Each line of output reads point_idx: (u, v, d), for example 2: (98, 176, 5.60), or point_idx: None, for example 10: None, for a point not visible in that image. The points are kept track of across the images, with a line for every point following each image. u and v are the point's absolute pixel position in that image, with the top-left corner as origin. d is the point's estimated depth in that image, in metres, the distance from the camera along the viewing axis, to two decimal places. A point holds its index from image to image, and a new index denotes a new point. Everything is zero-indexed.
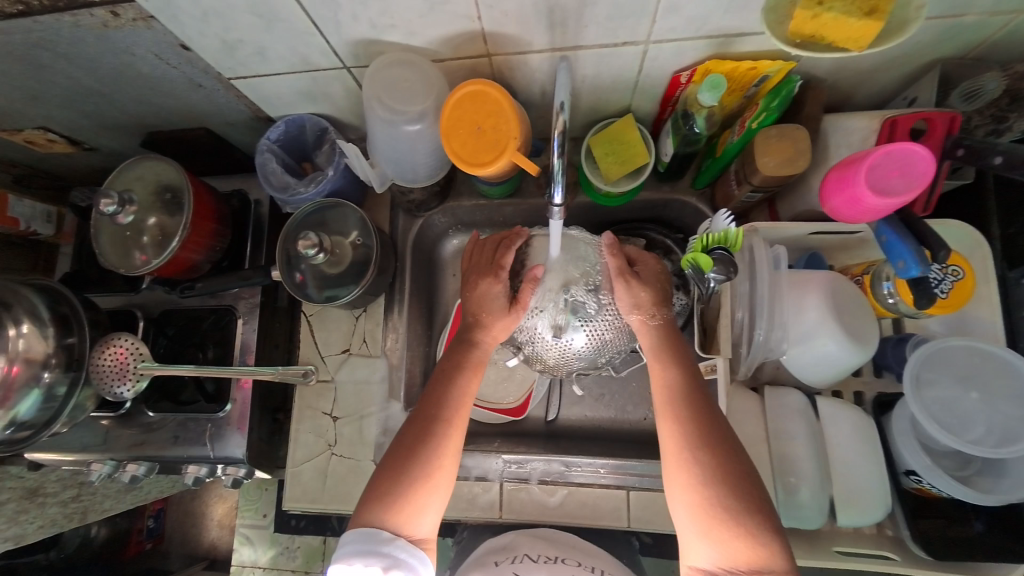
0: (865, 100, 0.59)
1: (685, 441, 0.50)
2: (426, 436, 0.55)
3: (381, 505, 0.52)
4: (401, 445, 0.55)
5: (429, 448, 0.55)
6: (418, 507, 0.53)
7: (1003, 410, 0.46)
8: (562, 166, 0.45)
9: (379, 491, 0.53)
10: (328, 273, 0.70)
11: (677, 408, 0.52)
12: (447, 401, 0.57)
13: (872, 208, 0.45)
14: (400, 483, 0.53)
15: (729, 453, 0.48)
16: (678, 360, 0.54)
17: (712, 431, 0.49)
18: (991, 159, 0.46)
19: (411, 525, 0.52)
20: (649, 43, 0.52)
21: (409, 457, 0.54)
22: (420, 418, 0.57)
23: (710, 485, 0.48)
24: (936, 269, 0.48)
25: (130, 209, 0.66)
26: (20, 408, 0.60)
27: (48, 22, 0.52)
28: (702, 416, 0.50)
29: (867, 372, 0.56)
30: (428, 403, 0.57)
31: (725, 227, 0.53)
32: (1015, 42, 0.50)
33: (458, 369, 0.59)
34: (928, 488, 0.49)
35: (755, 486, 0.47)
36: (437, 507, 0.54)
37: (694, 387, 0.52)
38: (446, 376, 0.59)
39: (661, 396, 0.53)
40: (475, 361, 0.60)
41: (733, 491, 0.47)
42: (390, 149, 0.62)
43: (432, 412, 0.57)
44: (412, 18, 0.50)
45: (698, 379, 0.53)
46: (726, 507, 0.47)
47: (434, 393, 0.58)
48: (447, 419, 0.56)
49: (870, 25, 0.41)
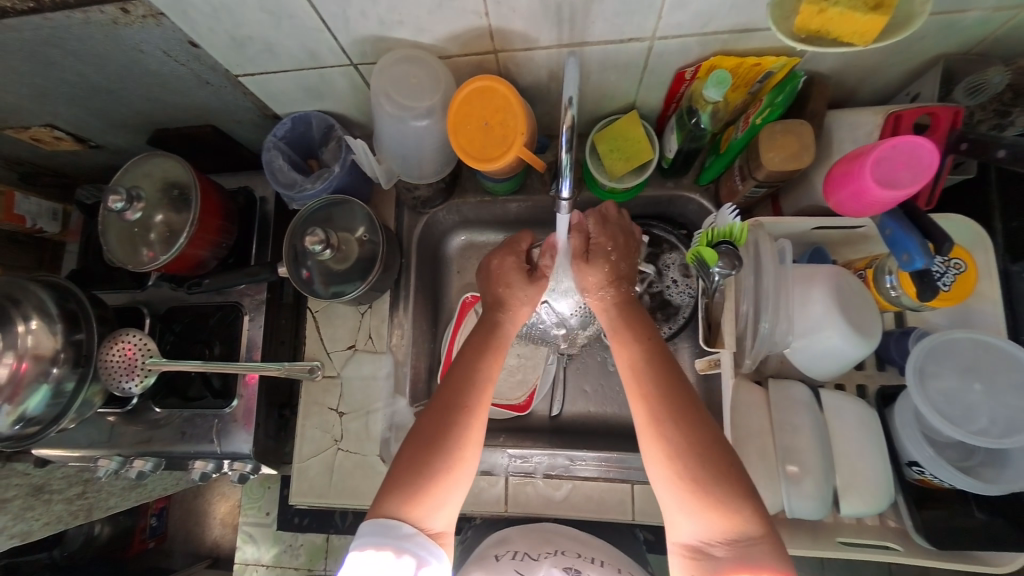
0: (868, 96, 0.60)
1: (654, 413, 0.51)
2: (448, 423, 0.55)
3: (397, 497, 0.51)
4: (419, 433, 0.55)
5: (451, 436, 0.54)
6: (436, 499, 0.52)
7: (1006, 401, 0.47)
8: (571, 161, 0.46)
9: (401, 483, 0.52)
10: (334, 269, 0.71)
11: (642, 382, 0.53)
12: (468, 387, 0.57)
13: (877, 200, 0.46)
14: (424, 473, 0.52)
15: (695, 429, 0.48)
16: (639, 332, 0.56)
17: (679, 401, 0.50)
18: (994, 152, 0.47)
19: (427, 517, 0.51)
20: (655, 38, 0.52)
21: (432, 445, 0.54)
22: (440, 406, 0.56)
23: (684, 457, 0.48)
24: (938, 262, 0.49)
25: (138, 206, 0.66)
26: (29, 404, 0.61)
27: (58, 19, 0.53)
28: (668, 393, 0.51)
29: (870, 365, 0.57)
30: (447, 389, 0.57)
31: (730, 221, 0.55)
32: (1019, 38, 0.50)
33: (482, 355, 0.59)
34: (931, 479, 0.49)
35: (726, 453, 0.47)
36: (454, 500, 0.54)
37: (657, 358, 0.54)
38: (471, 361, 0.59)
39: (627, 371, 0.55)
40: (499, 349, 0.61)
41: (700, 463, 0.47)
42: (397, 145, 0.63)
43: (454, 400, 0.56)
44: (421, 14, 0.51)
45: (660, 351, 0.55)
46: (701, 477, 0.47)
47: (454, 378, 0.58)
48: (469, 405, 0.56)
49: (875, 20, 0.41)
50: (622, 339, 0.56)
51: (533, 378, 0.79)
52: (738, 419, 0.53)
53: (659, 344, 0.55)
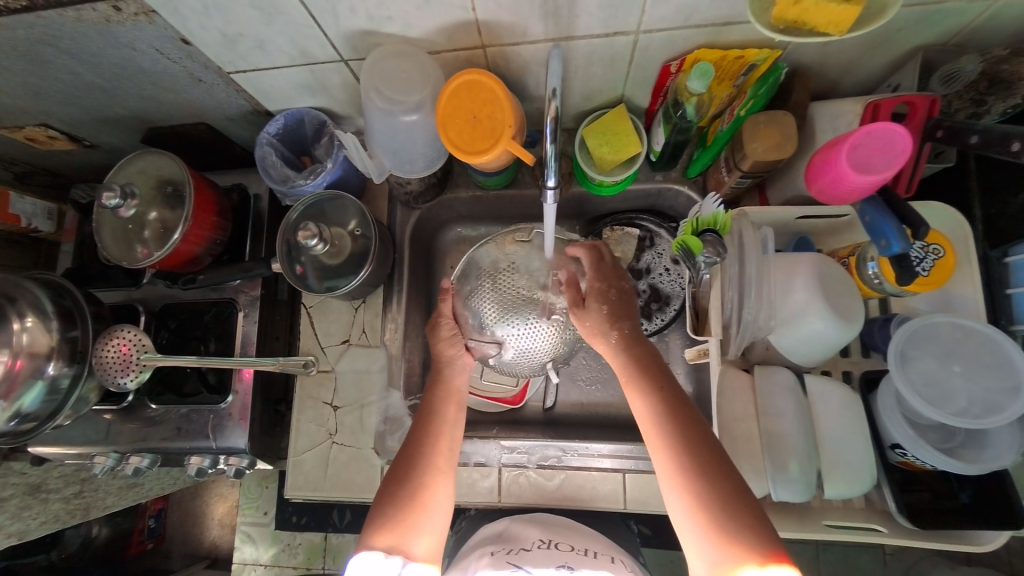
0: (850, 88, 0.61)
1: (673, 450, 0.50)
2: (414, 454, 0.58)
3: (374, 527, 0.54)
4: (392, 468, 0.58)
5: (419, 469, 0.57)
6: (415, 525, 0.54)
7: (985, 383, 0.48)
8: (556, 153, 0.47)
9: (373, 515, 0.55)
10: (327, 264, 0.72)
11: (660, 424, 0.52)
12: (428, 425, 0.60)
13: (856, 187, 0.47)
14: (391, 503, 0.55)
15: (714, 465, 0.48)
16: (657, 378, 0.54)
17: (699, 445, 0.49)
18: (968, 138, 0.48)
19: (407, 544, 0.53)
20: (640, 32, 0.53)
21: (399, 477, 0.57)
22: (407, 449, 0.59)
23: (699, 491, 0.48)
24: (917, 248, 0.50)
25: (132, 202, 0.67)
26: (24, 400, 0.61)
27: (51, 17, 0.53)
28: (684, 429, 0.51)
29: (855, 352, 0.58)
30: (413, 433, 0.60)
31: (714, 209, 0.56)
32: (995, 28, 0.51)
33: (434, 393, 0.62)
34: (913, 461, 0.50)
35: (742, 487, 0.47)
36: (433, 530, 0.55)
37: (672, 403, 0.52)
38: (430, 401, 0.62)
39: (642, 415, 0.53)
40: (450, 390, 0.63)
41: (719, 496, 0.47)
42: (387, 140, 0.64)
43: (415, 438, 0.59)
44: (409, 10, 0.52)
45: (679, 395, 0.53)
46: (716, 507, 0.47)
47: (420, 421, 0.61)
48: (429, 439, 0.59)
49: (850, 10, 0.42)
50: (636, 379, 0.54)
51: None
52: (724, 405, 0.54)
53: (677, 391, 0.53)
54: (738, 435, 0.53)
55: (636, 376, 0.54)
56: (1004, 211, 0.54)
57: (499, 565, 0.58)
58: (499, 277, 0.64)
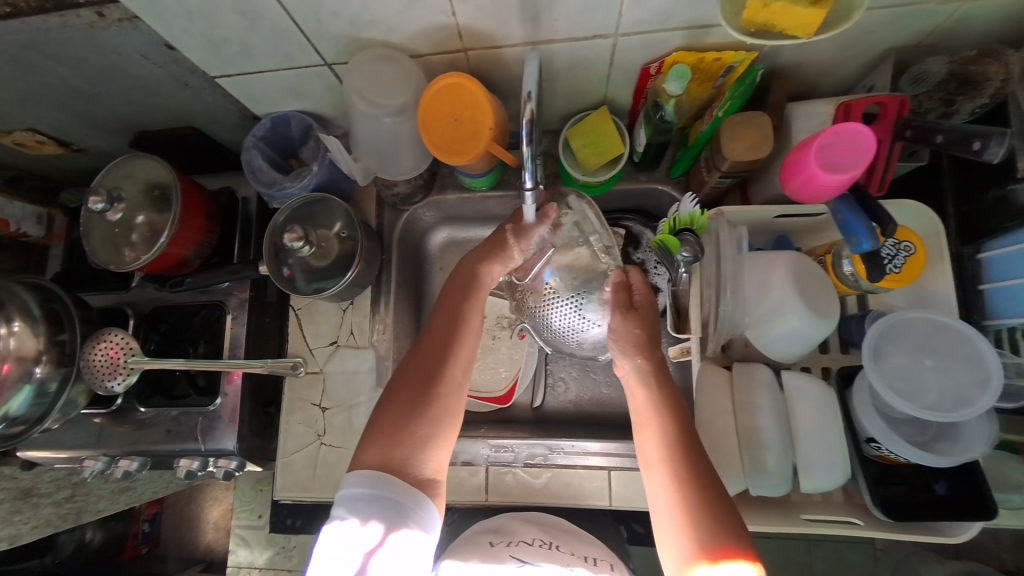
0: (829, 88, 0.62)
1: (682, 489, 0.49)
2: (436, 368, 0.58)
3: (394, 445, 0.53)
4: (407, 375, 0.57)
5: (441, 384, 0.57)
6: (434, 443, 0.54)
7: (957, 376, 0.49)
8: (534, 154, 0.48)
9: (388, 426, 0.54)
10: (315, 266, 0.72)
11: (673, 463, 0.50)
12: (451, 336, 0.60)
13: (826, 185, 0.48)
14: (409, 418, 0.54)
15: (714, 492, 0.48)
16: (679, 423, 0.52)
17: (714, 491, 0.48)
18: (934, 138, 0.49)
19: (423, 462, 0.53)
20: (619, 35, 0.54)
21: (416, 385, 0.57)
22: (426, 361, 0.58)
23: (694, 518, 0.47)
24: (888, 245, 0.51)
25: (120, 206, 0.68)
26: (12, 403, 0.62)
27: (36, 23, 0.54)
28: (693, 455, 0.50)
29: (835, 348, 0.59)
30: (433, 341, 0.59)
31: (690, 210, 0.57)
32: (965, 30, 0.52)
33: (464, 300, 0.62)
34: (887, 455, 0.51)
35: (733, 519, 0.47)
36: (447, 449, 0.56)
37: (690, 447, 0.51)
38: (458, 307, 0.61)
39: (654, 441, 0.52)
40: (480, 301, 0.63)
41: (709, 517, 0.47)
42: (372, 142, 0.65)
43: (437, 348, 0.59)
44: (390, 14, 0.52)
45: (698, 441, 0.52)
46: (704, 525, 0.47)
47: (443, 332, 0.60)
48: (452, 351, 0.59)
49: (816, 13, 0.43)
50: (658, 420, 0.53)
51: (515, 370, 0.81)
52: (703, 401, 0.54)
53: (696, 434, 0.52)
54: (716, 430, 0.54)
55: (657, 418, 0.53)
56: (976, 208, 0.55)
57: (499, 556, 0.59)
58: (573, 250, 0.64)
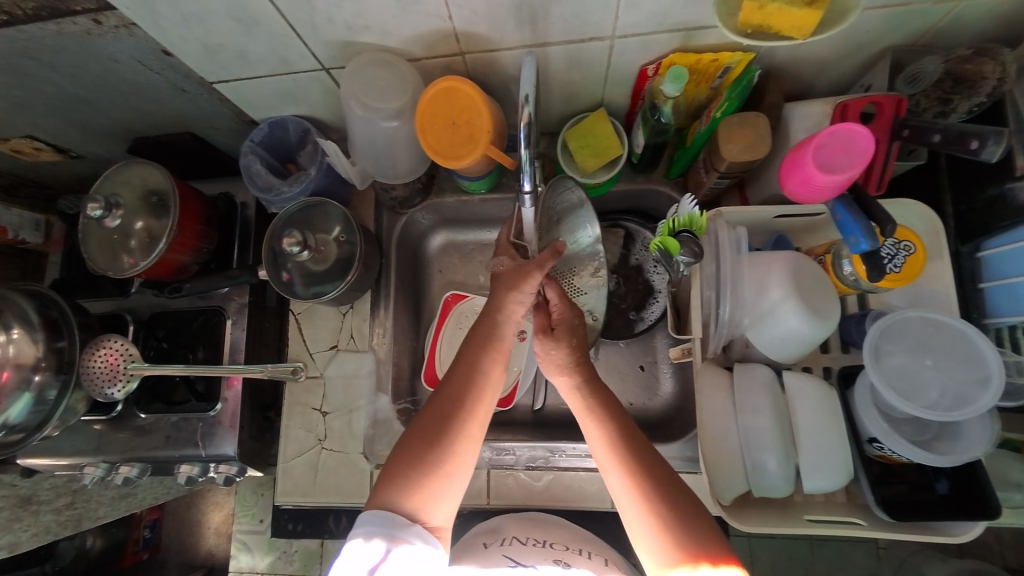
0: (825, 88, 0.62)
1: (641, 481, 0.50)
2: (450, 417, 0.55)
3: (398, 488, 0.51)
4: (420, 427, 0.55)
5: (454, 433, 0.54)
6: (437, 492, 0.52)
7: (957, 376, 0.49)
8: (531, 157, 0.48)
9: (395, 472, 0.53)
10: (313, 270, 0.72)
11: (623, 459, 0.51)
12: (469, 384, 0.57)
13: (823, 186, 0.48)
14: (415, 467, 0.52)
15: (672, 486, 0.50)
16: (614, 418, 0.53)
17: (675, 487, 0.50)
18: (930, 137, 0.49)
19: (427, 510, 0.52)
20: (615, 37, 0.54)
21: (429, 438, 0.54)
22: (438, 415, 0.55)
23: (667, 517, 0.48)
24: (888, 245, 0.51)
25: (117, 212, 0.68)
26: (11, 411, 0.61)
27: (31, 31, 0.54)
28: (645, 456, 0.51)
29: (834, 348, 0.59)
30: (450, 388, 0.57)
31: (689, 211, 0.56)
32: (961, 28, 0.52)
33: (484, 351, 0.58)
34: (889, 454, 0.51)
35: (697, 510, 0.49)
36: (452, 498, 0.54)
37: (631, 436, 0.52)
38: (475, 356, 0.58)
39: (602, 448, 0.53)
40: (502, 350, 0.59)
41: (680, 513, 0.48)
42: (369, 146, 0.65)
43: (453, 396, 0.56)
44: (386, 18, 0.52)
45: (632, 425, 0.54)
46: (676, 522, 0.48)
47: (458, 376, 0.57)
48: (468, 403, 0.56)
49: (811, 14, 0.43)
50: (594, 420, 0.54)
51: (514, 375, 0.80)
52: (703, 402, 0.55)
53: (634, 430, 0.53)
54: (717, 432, 0.53)
55: (590, 416, 0.54)
56: (973, 207, 0.55)
57: (492, 557, 0.59)
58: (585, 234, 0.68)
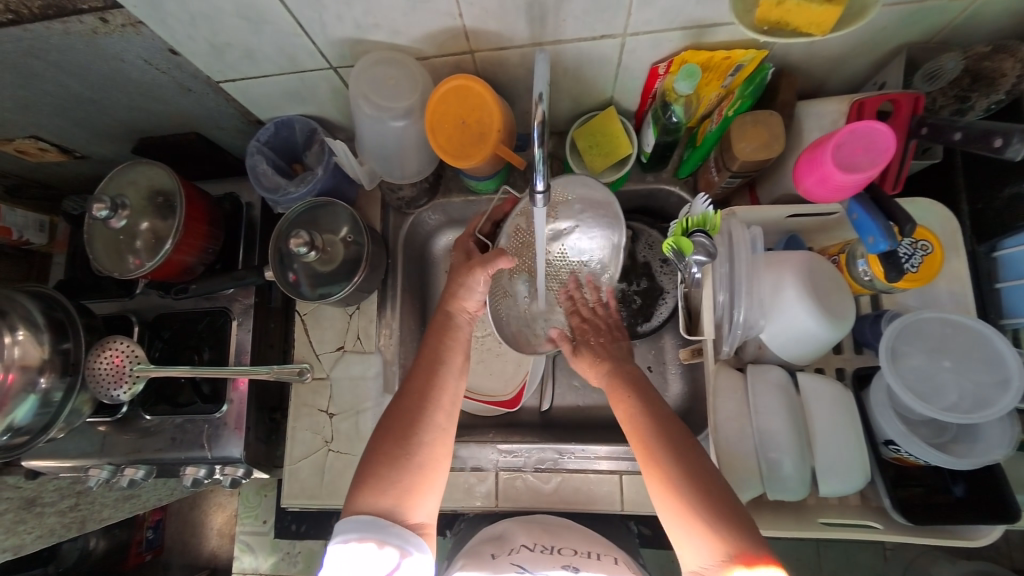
0: (837, 86, 0.62)
1: (651, 455, 0.51)
2: (417, 412, 0.56)
3: (379, 489, 0.51)
4: (386, 425, 0.55)
5: (424, 427, 0.55)
6: (419, 489, 0.53)
7: (975, 377, 0.48)
8: (544, 156, 0.47)
9: (370, 475, 0.52)
10: (320, 271, 0.71)
11: (642, 433, 0.52)
12: (433, 374, 0.58)
13: (841, 185, 0.47)
14: (389, 465, 0.53)
15: (696, 462, 0.49)
16: (639, 393, 0.55)
17: (694, 464, 0.48)
18: (951, 135, 0.48)
19: (410, 508, 0.52)
20: (627, 35, 0.54)
21: (396, 434, 0.54)
22: (405, 413, 0.56)
23: (683, 491, 0.48)
24: (905, 244, 0.50)
25: (122, 213, 0.67)
26: (17, 413, 0.61)
27: (38, 30, 0.54)
28: (664, 430, 0.51)
29: (848, 349, 0.58)
30: (415, 382, 0.58)
31: (705, 210, 0.55)
32: (977, 25, 0.52)
33: (440, 340, 0.61)
34: (906, 457, 0.51)
35: (719, 487, 0.47)
36: (434, 493, 0.54)
37: (658, 411, 0.53)
38: (434, 348, 0.60)
39: (626, 427, 0.54)
40: (460, 338, 0.62)
41: (696, 488, 0.47)
42: (377, 146, 0.65)
43: (416, 391, 0.57)
44: (395, 16, 0.52)
45: (657, 404, 0.54)
46: (690, 495, 0.47)
47: (421, 369, 0.59)
48: (432, 394, 0.57)
49: (829, 11, 0.43)
50: (620, 400, 0.56)
51: (523, 372, 0.78)
52: (716, 404, 0.54)
53: (656, 407, 0.54)
54: (731, 434, 0.53)
55: (617, 397, 0.57)
56: (989, 206, 0.55)
57: (500, 566, 0.57)
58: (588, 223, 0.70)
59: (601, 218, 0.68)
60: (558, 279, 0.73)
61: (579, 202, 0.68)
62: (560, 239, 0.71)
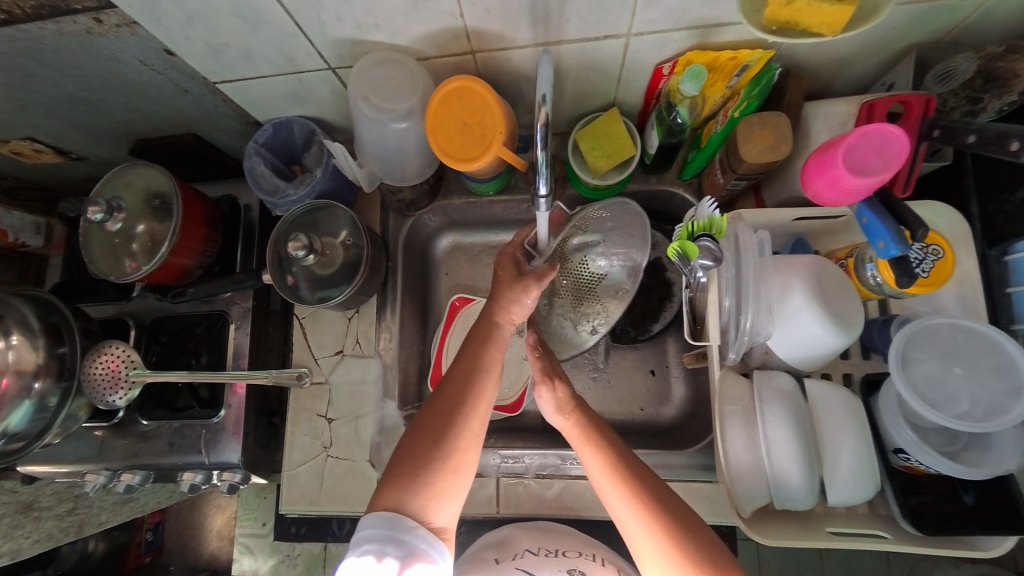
0: (845, 87, 0.61)
1: (636, 497, 0.48)
2: (454, 412, 0.54)
3: (408, 489, 0.49)
4: (427, 426, 0.53)
5: (457, 429, 0.53)
6: (445, 491, 0.51)
7: (987, 384, 0.47)
8: (547, 159, 0.47)
9: (403, 471, 0.51)
10: (319, 274, 0.70)
11: (622, 478, 0.49)
12: (472, 378, 0.56)
13: (852, 188, 0.47)
14: (424, 463, 0.51)
15: (677, 505, 0.48)
16: (605, 435, 0.53)
17: (676, 508, 0.48)
18: (965, 138, 0.47)
19: (433, 509, 0.50)
20: (632, 35, 0.53)
21: (435, 434, 0.53)
22: (446, 415, 0.54)
23: (678, 535, 0.46)
24: (918, 249, 0.48)
25: (119, 216, 0.66)
26: (12, 419, 0.60)
27: (31, 30, 0.53)
28: (639, 474, 0.50)
29: (855, 354, 0.58)
30: (452, 389, 0.55)
31: (710, 213, 0.54)
32: (990, 24, 0.51)
33: (483, 348, 0.58)
34: (916, 465, 0.50)
35: (703, 531, 0.47)
36: (457, 497, 0.52)
37: (630, 457, 0.51)
38: (473, 357, 0.58)
39: (601, 474, 0.51)
40: (501, 346, 0.59)
41: (691, 532, 0.46)
42: (377, 148, 0.64)
43: (456, 394, 0.55)
44: (396, 16, 0.51)
45: (625, 446, 0.52)
46: (686, 539, 0.46)
47: (458, 374, 0.57)
48: (471, 400, 0.55)
49: (841, 10, 0.41)
50: (590, 445, 0.53)
51: (523, 379, 0.79)
52: (722, 411, 0.53)
53: (625, 450, 0.52)
54: (739, 443, 0.52)
55: (589, 441, 0.53)
56: (1002, 209, 0.54)
57: (505, 570, 0.57)
58: (614, 242, 0.69)
59: (631, 239, 0.68)
60: (561, 294, 0.71)
61: (612, 218, 0.68)
62: (585, 253, 0.70)
